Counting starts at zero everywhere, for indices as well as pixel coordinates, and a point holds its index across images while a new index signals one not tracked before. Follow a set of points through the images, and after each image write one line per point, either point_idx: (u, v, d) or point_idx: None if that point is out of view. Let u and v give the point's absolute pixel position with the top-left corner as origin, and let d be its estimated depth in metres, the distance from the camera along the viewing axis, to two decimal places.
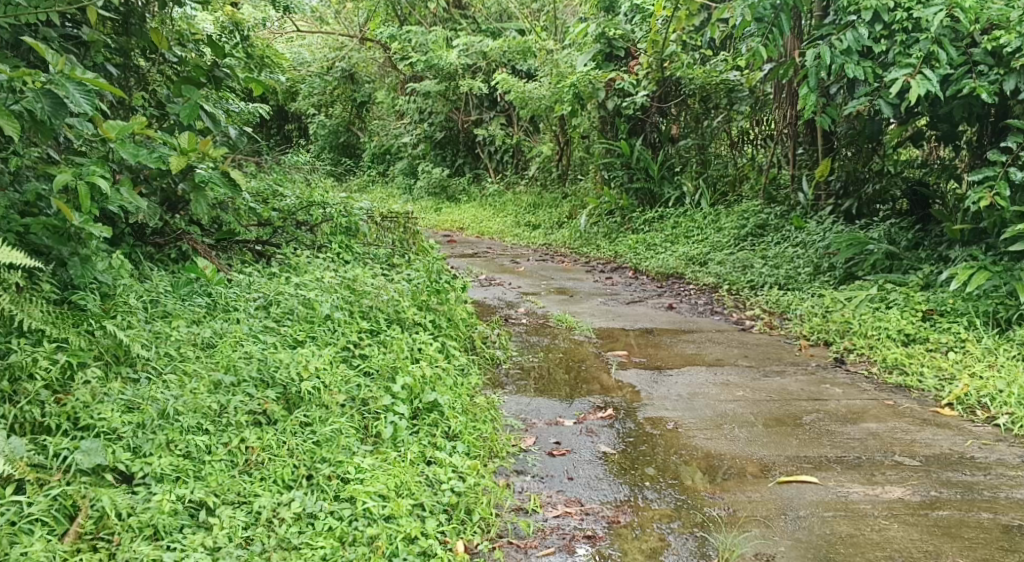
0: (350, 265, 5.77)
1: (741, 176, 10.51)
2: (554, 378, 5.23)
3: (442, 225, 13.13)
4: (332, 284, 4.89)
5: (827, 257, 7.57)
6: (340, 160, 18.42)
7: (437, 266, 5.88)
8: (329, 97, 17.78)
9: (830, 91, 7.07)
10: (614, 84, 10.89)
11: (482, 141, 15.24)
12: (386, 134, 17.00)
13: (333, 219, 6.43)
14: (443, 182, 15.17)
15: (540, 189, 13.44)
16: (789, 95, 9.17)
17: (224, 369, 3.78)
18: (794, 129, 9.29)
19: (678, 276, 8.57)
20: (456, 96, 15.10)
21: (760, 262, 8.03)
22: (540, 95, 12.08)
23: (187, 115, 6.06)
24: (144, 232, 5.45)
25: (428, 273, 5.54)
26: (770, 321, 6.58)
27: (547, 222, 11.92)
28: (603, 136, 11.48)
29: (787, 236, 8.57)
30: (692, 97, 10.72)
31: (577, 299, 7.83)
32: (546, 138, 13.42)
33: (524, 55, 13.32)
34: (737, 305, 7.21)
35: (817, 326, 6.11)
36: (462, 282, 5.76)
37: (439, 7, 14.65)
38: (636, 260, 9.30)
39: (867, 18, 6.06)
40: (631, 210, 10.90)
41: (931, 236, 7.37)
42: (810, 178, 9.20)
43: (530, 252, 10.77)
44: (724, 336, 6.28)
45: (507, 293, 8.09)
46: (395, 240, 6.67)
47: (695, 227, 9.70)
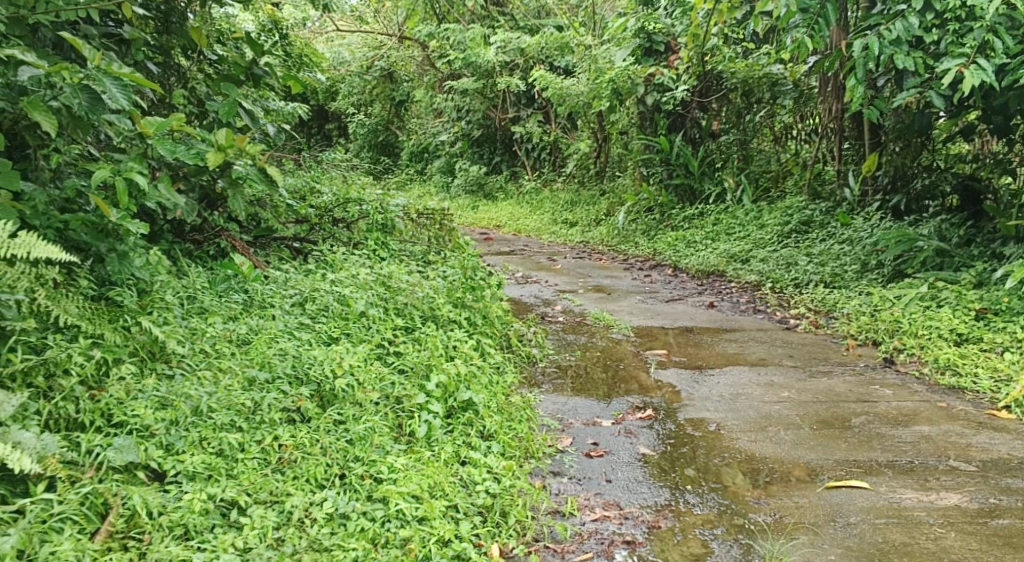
0: (385, 262, 5.71)
1: (785, 172, 10.29)
2: (592, 377, 5.13)
3: (479, 222, 13.07)
4: (367, 280, 4.83)
5: (874, 253, 7.37)
6: (378, 159, 18.45)
7: (474, 263, 5.79)
8: (368, 96, 17.84)
9: (878, 84, 6.87)
10: (653, 80, 10.74)
11: (520, 139, 15.15)
12: (424, 132, 16.98)
13: (369, 215, 6.37)
14: (481, 179, 15.11)
15: (578, 186, 13.32)
16: (835, 88, 8.95)
17: (258, 366, 3.73)
18: (840, 124, 9.08)
19: (720, 274, 8.41)
20: (494, 93, 15.02)
21: (804, 259, 7.85)
22: (578, 92, 11.97)
23: (226, 112, 6.08)
24: (182, 229, 5.48)
25: (465, 270, 5.46)
26: (815, 320, 6.41)
27: (585, 219, 11.80)
28: (642, 131, 11.32)
29: (832, 233, 8.36)
30: (734, 92, 10.51)
31: (616, 297, 7.71)
32: (584, 135, 13.30)
33: (563, 51, 13.20)
34: (780, 304, 7.04)
35: (865, 325, 5.93)
36: (498, 279, 5.67)
37: (477, 4, 14.57)
38: (676, 258, 9.15)
39: (919, 8, 5.87)
40: (671, 206, 10.73)
41: (983, 232, 7.15)
42: (856, 174, 8.99)
43: (567, 249, 10.66)
44: (768, 335, 6.12)
45: (544, 290, 8.01)
46: (431, 237, 6.59)
47: (736, 224, 9.53)
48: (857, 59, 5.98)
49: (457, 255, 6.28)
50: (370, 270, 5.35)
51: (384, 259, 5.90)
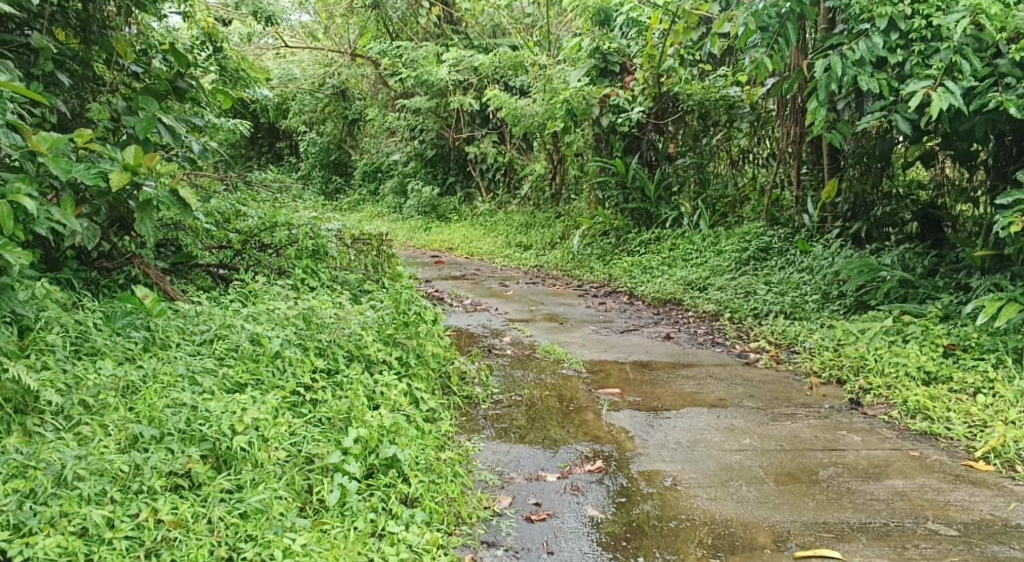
0: (313, 294, 5.25)
1: (741, 196, 9.97)
2: (537, 420, 4.72)
3: (430, 245, 12.65)
4: (287, 316, 4.36)
5: (836, 283, 7.05)
6: (331, 178, 17.96)
7: (409, 294, 5.34)
8: (320, 114, 17.38)
9: (838, 108, 6.56)
10: (609, 101, 10.43)
11: (474, 159, 14.73)
12: (377, 151, 16.52)
13: (299, 240, 5.89)
14: (434, 201, 14.67)
15: (533, 209, 12.94)
16: (795, 111, 8.68)
17: (145, 421, 3.38)
18: (798, 148, 8.80)
19: (676, 302, 8.07)
20: (448, 112, 14.59)
21: (762, 288, 7.53)
22: (532, 112, 11.62)
23: (143, 129, 5.63)
24: (88, 254, 5.13)
25: (398, 303, 5.01)
26: (776, 355, 6.04)
27: (539, 243, 11.41)
28: (598, 154, 10.98)
29: (792, 260, 8.05)
30: (691, 114, 10.23)
31: (568, 326, 7.30)
32: (540, 156, 12.93)
33: (517, 70, 12.81)
34: (739, 335, 6.68)
35: (828, 361, 5.60)
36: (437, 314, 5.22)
37: (430, 21, 14.14)
38: (631, 284, 8.79)
39: (883, 26, 5.56)
40: (627, 230, 10.36)
41: (947, 260, 6.87)
42: (815, 199, 8.69)
43: (520, 273, 10.30)
44: (726, 371, 5.74)
45: (493, 319, 7.58)
46: (367, 265, 6.13)
47: (693, 249, 9.20)
48: (820, 80, 5.72)
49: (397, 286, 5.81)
50: (294, 302, 4.89)
51: (311, 289, 5.41)
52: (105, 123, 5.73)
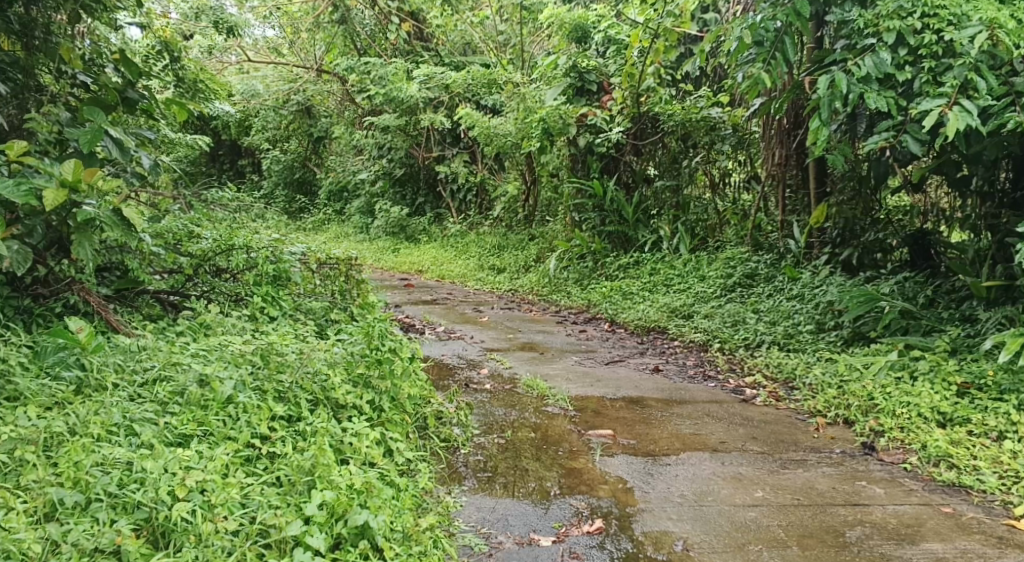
0: (273, 326, 4.75)
1: (722, 220, 9.57)
2: (521, 465, 4.27)
3: (398, 267, 12.16)
4: (241, 356, 3.87)
5: (832, 313, 6.65)
6: (295, 198, 17.44)
7: (378, 327, 4.83)
8: (285, 132, 16.88)
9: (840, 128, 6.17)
10: (586, 120, 10.02)
11: (444, 179, 14.28)
12: (344, 170, 16.03)
13: (258, 264, 5.40)
14: (402, 221, 14.18)
15: (504, 230, 12.51)
16: (781, 132, 8.29)
17: (69, 483, 2.94)
18: (785, 170, 8.38)
19: (661, 331, 7.64)
20: (417, 131, 14.14)
21: (753, 317, 7.11)
22: (506, 131, 11.24)
23: (88, 141, 5.02)
24: (21, 281, 4.68)
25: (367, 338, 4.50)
26: (774, 391, 5.63)
27: (513, 265, 10.93)
28: (574, 174, 10.56)
29: (781, 288, 7.65)
30: (671, 136, 9.74)
31: (550, 357, 6.83)
32: (512, 176, 12.54)
33: (489, 89, 12.41)
34: (732, 369, 6.25)
35: (833, 400, 5.19)
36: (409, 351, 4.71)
37: (400, 37, 13.66)
38: (613, 311, 8.37)
39: (891, 42, 5.20)
40: (604, 254, 9.89)
41: (945, 290, 6.52)
42: (802, 224, 8.31)
43: (494, 298, 9.83)
44: (723, 410, 5.30)
45: (469, 349, 7.10)
46: (334, 292, 5.58)
47: (675, 275, 8.77)
48: (822, 97, 5.34)
49: (368, 318, 5.31)
50: (249, 336, 4.36)
51: (268, 323, 4.85)
52: (46, 135, 5.18)
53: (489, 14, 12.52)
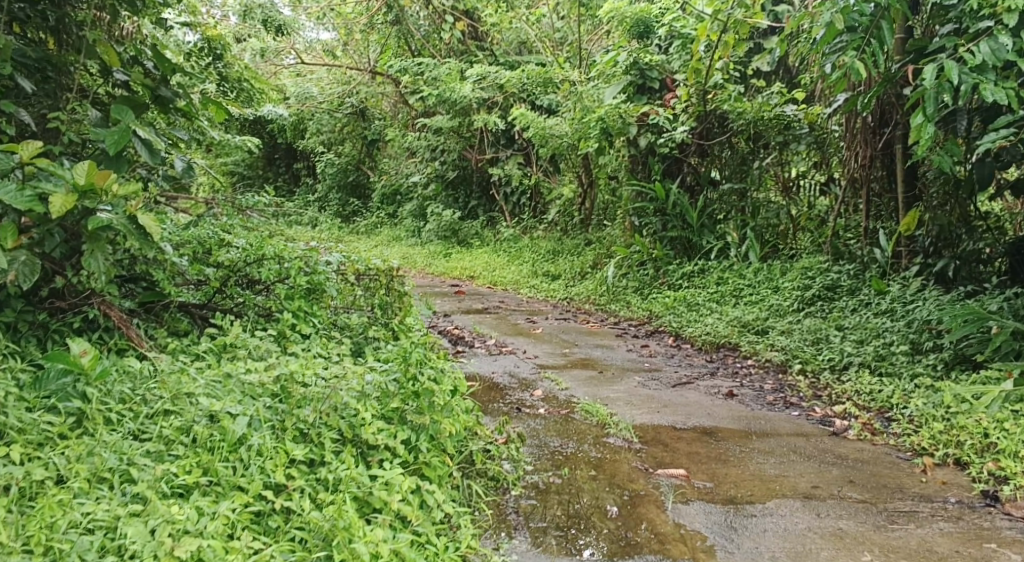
0: (302, 348, 4.23)
1: (795, 227, 8.87)
2: (578, 486, 3.99)
3: (450, 272, 11.67)
4: (262, 390, 3.62)
5: (928, 332, 6.02)
6: (348, 201, 17.08)
7: (412, 353, 4.25)
8: (338, 135, 16.51)
9: (951, 126, 5.53)
10: (647, 119, 9.34)
11: (498, 181, 13.75)
12: (396, 173, 15.59)
13: (290, 276, 4.89)
14: (455, 225, 13.67)
15: (560, 234, 11.95)
16: (864, 132, 7.61)
17: (39, 551, 2.81)
18: (869, 173, 7.69)
19: (732, 348, 7.00)
20: (471, 132, 13.60)
21: (836, 335, 6.46)
22: (562, 131, 10.65)
23: (114, 141, 4.54)
24: (36, 293, 4.23)
25: (405, 367, 4.00)
26: (869, 423, 5.04)
27: (568, 272, 10.36)
28: (634, 176, 9.86)
29: (866, 302, 6.97)
30: (740, 135, 9.07)
31: (609, 376, 6.25)
32: (568, 179, 11.98)
33: (546, 88, 11.86)
34: (816, 395, 5.65)
35: (940, 436, 4.60)
36: (453, 381, 4.15)
37: (454, 36, 13.18)
38: (678, 324, 7.74)
39: (1011, 25, 4.55)
40: (666, 261, 9.21)
41: None
42: (888, 232, 7.58)
43: (549, 307, 9.25)
44: (809, 445, 4.74)
45: (522, 365, 6.56)
46: (374, 305, 5.12)
47: (745, 284, 8.12)
48: (928, 88, 4.69)
49: (407, 341, 4.70)
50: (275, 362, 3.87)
51: (297, 344, 4.31)
52: (72, 136, 4.76)
53: (545, 11, 11.96)
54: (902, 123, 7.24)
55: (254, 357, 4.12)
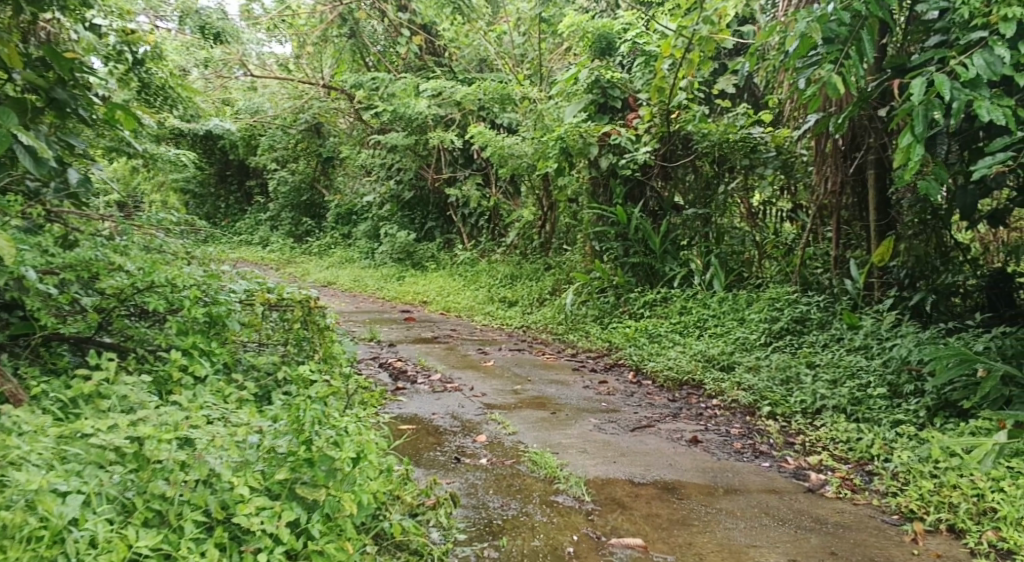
0: (186, 408, 3.64)
1: (761, 254, 8.28)
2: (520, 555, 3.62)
3: (402, 296, 11.04)
4: (104, 451, 3.29)
5: (907, 373, 5.51)
6: (301, 221, 16.38)
7: (310, 412, 3.62)
8: (292, 151, 15.86)
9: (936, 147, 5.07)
10: (609, 139, 8.80)
11: (456, 202, 13.13)
12: (351, 191, 14.96)
13: (184, 308, 4.26)
14: (409, 247, 13.02)
15: (519, 258, 11.38)
16: (834, 157, 7.05)
17: None
18: (840, 201, 7.11)
19: (696, 386, 6.42)
20: (428, 150, 12.97)
21: (808, 374, 5.91)
22: (521, 151, 10.08)
23: None
24: None
25: (300, 427, 3.54)
26: (847, 480, 4.51)
27: (525, 298, 9.77)
28: (595, 200, 9.28)
29: (837, 337, 6.43)
30: (704, 158, 8.53)
31: (562, 418, 5.64)
32: (528, 201, 11.42)
33: (505, 106, 11.31)
34: (789, 443, 5.10)
35: (930, 497, 4.10)
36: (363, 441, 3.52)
37: (410, 51, 12.57)
38: (640, 357, 7.14)
39: (1007, 36, 4.20)
40: (627, 289, 8.64)
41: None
42: (861, 262, 7.06)
43: (502, 336, 8.65)
44: (783, 505, 4.19)
45: (466, 405, 5.93)
46: (288, 342, 4.59)
47: (710, 315, 7.57)
48: (916, 104, 4.25)
49: (315, 397, 3.99)
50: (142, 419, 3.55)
51: (182, 392, 3.86)
52: None
53: (506, 27, 11.41)
54: (875, 148, 6.74)
55: (120, 410, 3.66)
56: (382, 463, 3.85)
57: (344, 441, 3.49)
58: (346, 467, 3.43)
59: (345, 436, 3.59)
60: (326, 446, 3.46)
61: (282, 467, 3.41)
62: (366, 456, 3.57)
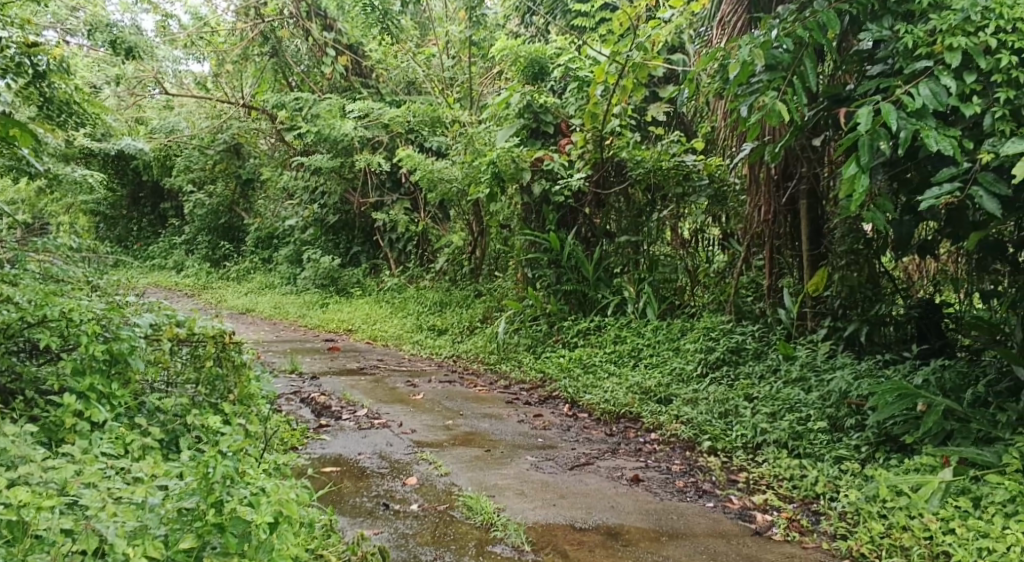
0: (69, 468, 3.30)
1: (693, 282, 8.17)
2: None
3: (326, 324, 10.66)
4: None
5: (847, 407, 5.41)
6: (219, 245, 15.81)
7: (221, 467, 3.28)
8: (211, 173, 15.32)
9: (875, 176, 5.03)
10: (541, 164, 8.62)
11: (382, 227, 12.80)
12: (272, 214, 14.48)
13: (82, 345, 4.08)
14: (333, 272, 12.62)
15: (448, 284, 11.11)
16: (767, 186, 6.96)
17: None
18: (773, 229, 7.02)
19: (633, 420, 6.22)
20: (354, 173, 12.64)
21: (747, 407, 5.76)
22: (451, 176, 9.85)
23: None
24: None
25: (210, 488, 3.18)
26: (794, 522, 4.37)
27: (455, 326, 9.49)
28: (526, 226, 9.06)
29: (773, 369, 6.31)
30: (637, 185, 8.40)
31: (497, 457, 5.37)
32: (456, 226, 11.18)
33: (433, 128, 11.08)
34: (732, 481, 4.94)
35: (880, 541, 4.09)
36: (279, 501, 3.20)
37: (336, 71, 12.23)
38: (575, 388, 6.91)
39: (953, 66, 4.31)
40: (560, 317, 8.43)
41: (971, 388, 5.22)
42: (795, 292, 6.97)
43: (431, 367, 8.35)
44: (731, 551, 4.10)
45: (395, 444, 5.61)
46: (197, 381, 4.46)
47: (645, 344, 7.41)
48: (863, 135, 4.30)
49: (223, 451, 3.67)
50: (26, 474, 3.24)
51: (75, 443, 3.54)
52: None
53: (435, 49, 11.20)
54: (808, 177, 6.66)
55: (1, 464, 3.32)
56: (306, 517, 3.61)
57: (260, 501, 3.17)
58: (260, 532, 3.12)
59: (261, 494, 3.27)
60: (240, 506, 3.15)
61: (188, 533, 3.09)
62: (288, 515, 3.27)
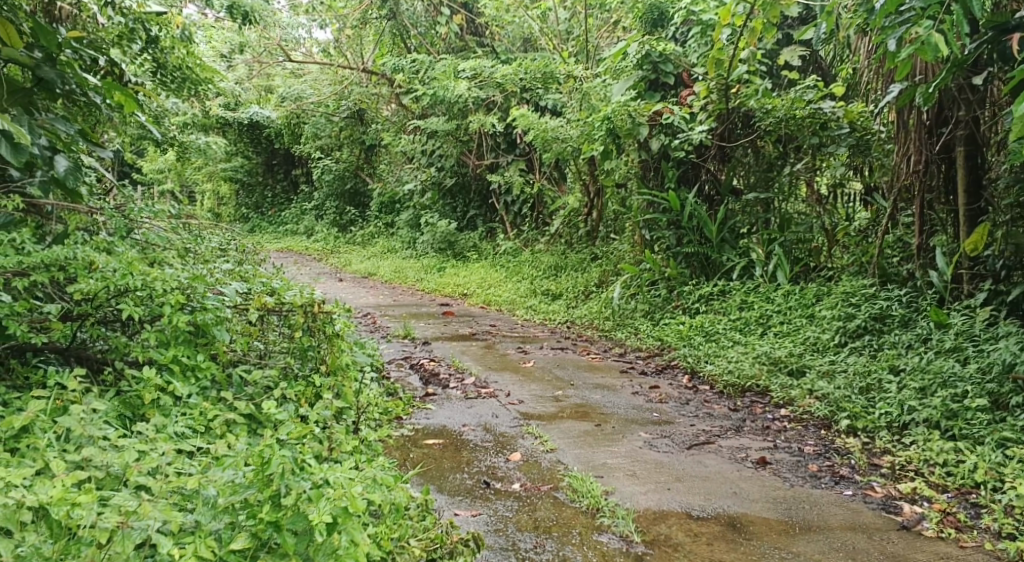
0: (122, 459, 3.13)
1: (831, 242, 7.51)
2: None
3: (442, 289, 10.44)
4: (16, 510, 2.80)
5: (1010, 381, 4.75)
6: (344, 210, 15.87)
7: (280, 456, 2.99)
8: (335, 139, 15.34)
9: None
10: (660, 118, 8.06)
11: (499, 189, 12.46)
12: (393, 179, 14.36)
13: (166, 316, 3.86)
14: (450, 236, 12.39)
15: (564, 247, 10.70)
16: (917, 132, 6.26)
17: None
18: (923, 181, 6.30)
19: (760, 394, 5.69)
20: (469, 135, 12.31)
21: (891, 382, 5.16)
22: (566, 134, 9.38)
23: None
24: None
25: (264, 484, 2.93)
26: (948, 517, 3.82)
27: (570, 290, 9.08)
28: (646, 185, 8.50)
29: (920, 338, 5.65)
30: (767, 137, 7.73)
31: (609, 432, 4.97)
32: (574, 187, 10.72)
33: (548, 85, 10.62)
34: (874, 464, 4.39)
35: None
36: (341, 497, 2.87)
37: (451, 30, 11.86)
38: (696, 358, 6.42)
39: None
40: (681, 281, 7.91)
41: None
42: (948, 252, 6.23)
43: (544, 333, 7.98)
44: (872, 549, 3.59)
45: (501, 416, 5.28)
46: (290, 352, 4.22)
47: (773, 310, 6.82)
48: None
49: (284, 439, 3.38)
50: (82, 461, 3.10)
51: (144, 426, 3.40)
52: None
53: (550, 2, 10.56)
54: (966, 122, 5.96)
55: (64, 448, 3.18)
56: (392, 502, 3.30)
57: (319, 496, 2.86)
58: (317, 534, 2.80)
59: (326, 487, 2.95)
60: (302, 501, 2.86)
61: (241, 532, 2.85)
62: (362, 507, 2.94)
